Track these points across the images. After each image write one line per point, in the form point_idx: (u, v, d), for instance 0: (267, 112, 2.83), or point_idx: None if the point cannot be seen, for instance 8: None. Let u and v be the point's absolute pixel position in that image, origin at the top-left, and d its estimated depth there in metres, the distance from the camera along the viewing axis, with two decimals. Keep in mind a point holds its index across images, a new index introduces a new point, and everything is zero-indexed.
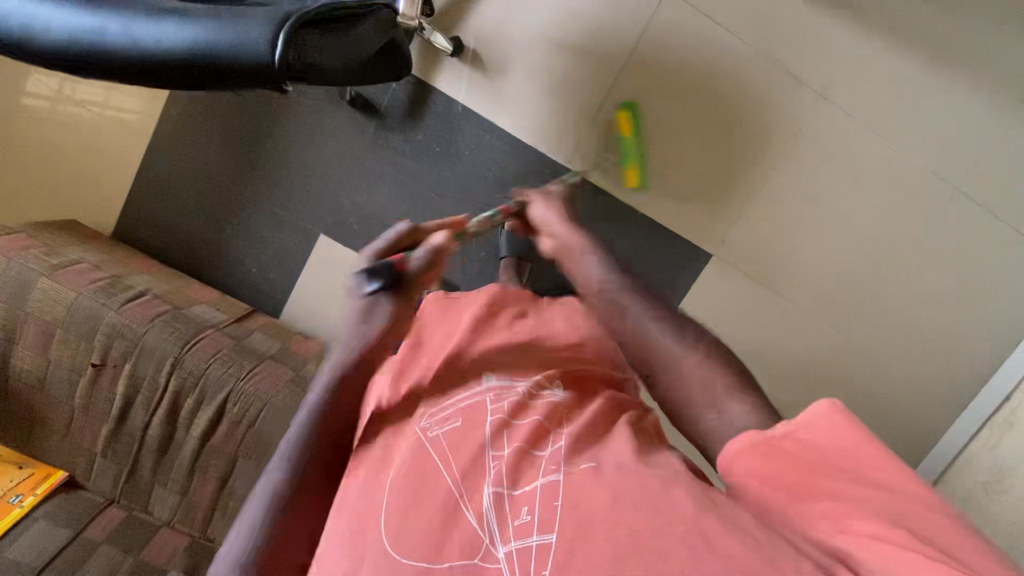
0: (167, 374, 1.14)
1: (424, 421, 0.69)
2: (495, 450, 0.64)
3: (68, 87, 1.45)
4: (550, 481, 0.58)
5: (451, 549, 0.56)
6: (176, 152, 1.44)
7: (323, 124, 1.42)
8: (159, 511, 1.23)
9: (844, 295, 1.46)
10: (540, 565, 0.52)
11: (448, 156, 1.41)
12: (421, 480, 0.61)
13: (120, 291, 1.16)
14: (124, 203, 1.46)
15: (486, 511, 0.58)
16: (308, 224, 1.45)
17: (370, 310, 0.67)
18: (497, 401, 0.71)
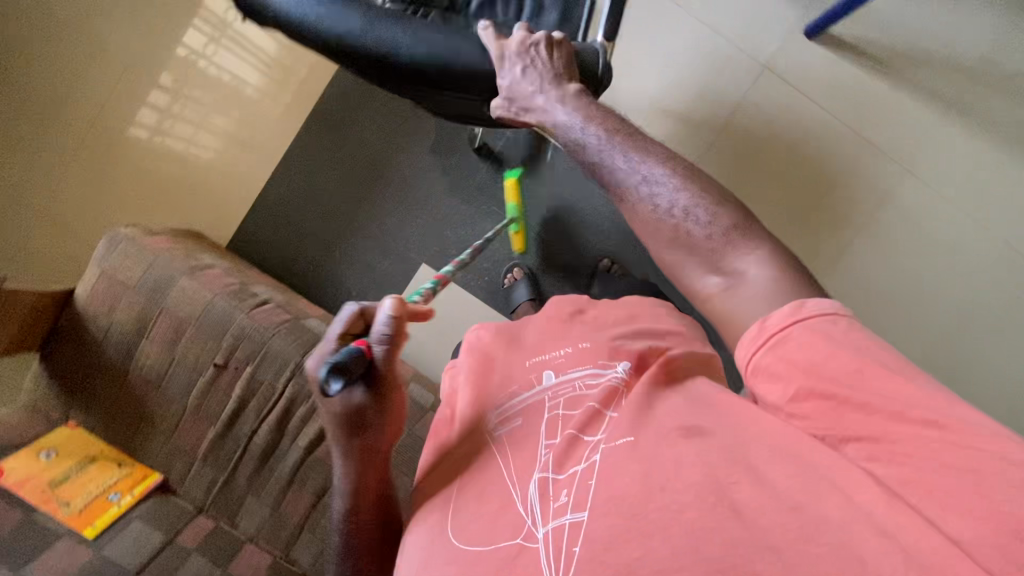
0: (285, 380, 1.16)
1: (490, 416, 0.73)
2: (547, 440, 0.67)
3: (168, 122, 1.63)
4: (589, 464, 0.61)
5: (503, 530, 0.60)
6: (297, 177, 1.55)
7: (437, 161, 1.53)
8: (246, 524, 1.20)
9: (933, 357, 1.46)
10: (572, 543, 0.55)
11: (552, 200, 1.51)
12: (487, 475, 0.67)
13: (249, 297, 1.20)
14: (241, 223, 1.56)
15: (531, 496, 0.61)
16: (410, 252, 1.52)
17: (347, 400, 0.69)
18: (554, 391, 0.72)
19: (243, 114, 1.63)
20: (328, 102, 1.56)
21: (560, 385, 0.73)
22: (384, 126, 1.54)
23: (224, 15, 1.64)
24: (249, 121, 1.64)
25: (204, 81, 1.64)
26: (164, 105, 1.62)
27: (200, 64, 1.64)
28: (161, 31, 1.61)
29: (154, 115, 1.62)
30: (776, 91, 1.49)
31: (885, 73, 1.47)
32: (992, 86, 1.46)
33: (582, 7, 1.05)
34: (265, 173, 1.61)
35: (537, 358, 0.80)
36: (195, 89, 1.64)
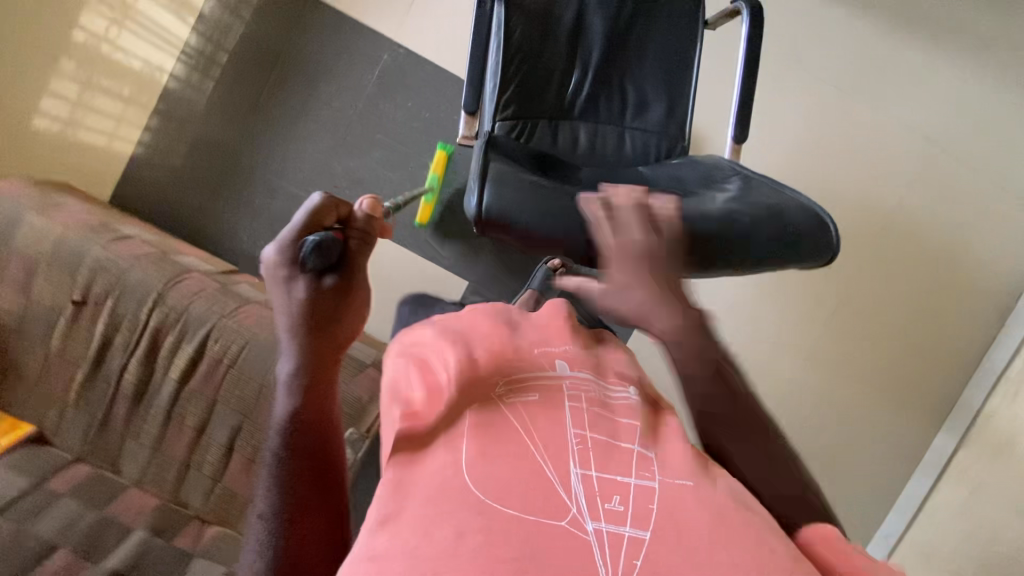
0: (149, 310, 1.12)
1: (499, 386, 0.67)
2: (576, 430, 0.61)
3: (81, 112, 1.52)
4: (650, 482, 0.56)
5: (535, 506, 0.53)
6: (178, 128, 1.50)
7: (318, 93, 1.48)
8: (129, 466, 1.16)
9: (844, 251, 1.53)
10: (632, 554, 0.50)
11: (437, 123, 1.48)
12: (505, 447, 0.58)
13: (109, 233, 1.16)
14: (122, 176, 1.51)
15: (575, 488, 0.55)
16: (299, 189, 1.49)
17: (318, 290, 0.65)
18: (577, 384, 0.68)
19: (167, 105, 1.50)
20: (232, 68, 1.49)
21: (579, 385, 0.68)
22: (261, 66, 1.49)
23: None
24: (172, 113, 1.50)
25: (111, 68, 1.51)
26: (74, 96, 1.51)
27: (106, 49, 1.51)
28: (58, 12, 1.51)
29: (65, 107, 1.52)
30: None
31: None
32: None
33: (687, 102, 1.10)
34: (179, 154, 1.50)
35: (542, 349, 0.75)
36: (102, 76, 1.51)
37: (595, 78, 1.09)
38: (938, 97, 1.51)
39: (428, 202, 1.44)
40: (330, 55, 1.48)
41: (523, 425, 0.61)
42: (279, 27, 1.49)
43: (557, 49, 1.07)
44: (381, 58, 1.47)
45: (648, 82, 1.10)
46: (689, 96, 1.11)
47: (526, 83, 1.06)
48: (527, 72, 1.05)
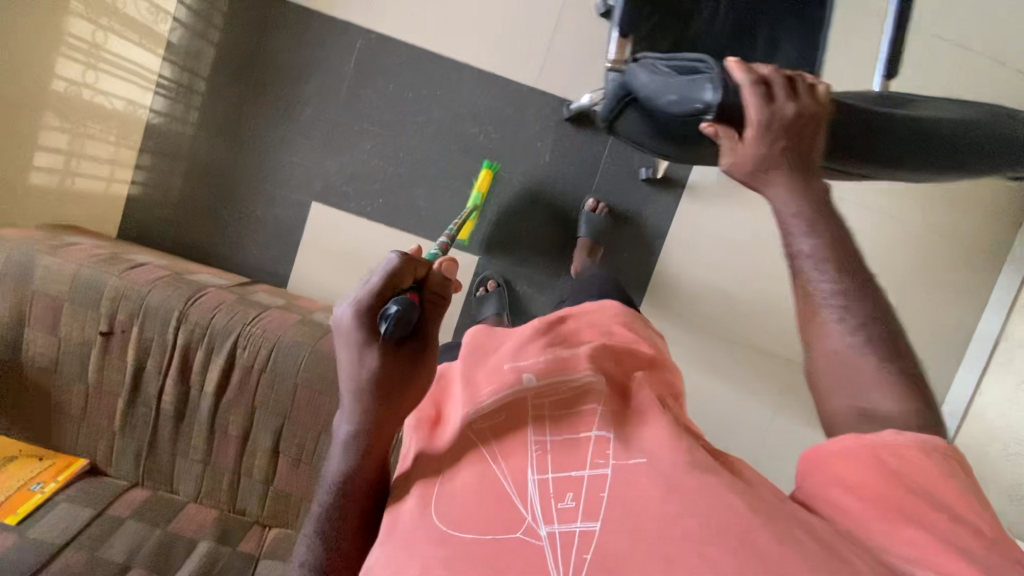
0: (174, 330, 1.13)
1: (464, 405, 0.65)
2: (535, 437, 0.60)
3: (73, 162, 1.52)
4: (597, 471, 0.55)
5: (494, 524, 0.53)
6: (175, 148, 1.51)
7: (300, 96, 1.48)
8: (184, 483, 1.19)
9: None
10: (581, 552, 0.49)
11: (422, 101, 1.46)
12: (469, 476, 0.58)
13: (122, 263, 1.18)
14: (126, 209, 1.53)
15: (527, 493, 0.55)
16: (297, 195, 1.49)
17: (391, 362, 0.60)
18: (541, 386, 0.65)
19: (157, 144, 1.52)
20: (213, 86, 1.49)
21: (543, 385, 0.65)
22: (240, 77, 1.49)
23: (91, 34, 1.47)
24: (163, 151, 1.52)
25: (96, 112, 1.51)
26: (64, 146, 1.51)
27: (84, 93, 1.49)
28: (27, 60, 1.45)
29: (57, 158, 1.51)
30: None
31: None
32: None
33: (820, 36, 1.03)
34: (178, 185, 1.52)
35: (514, 354, 0.72)
36: (88, 123, 1.51)
37: (724, 12, 1.03)
38: None
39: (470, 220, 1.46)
40: (304, 54, 1.47)
41: (491, 451, 0.60)
42: (250, 38, 1.48)
43: None
44: (356, 45, 1.45)
45: (782, 15, 1.03)
46: (828, 19, 1.02)
47: (659, 13, 1.00)
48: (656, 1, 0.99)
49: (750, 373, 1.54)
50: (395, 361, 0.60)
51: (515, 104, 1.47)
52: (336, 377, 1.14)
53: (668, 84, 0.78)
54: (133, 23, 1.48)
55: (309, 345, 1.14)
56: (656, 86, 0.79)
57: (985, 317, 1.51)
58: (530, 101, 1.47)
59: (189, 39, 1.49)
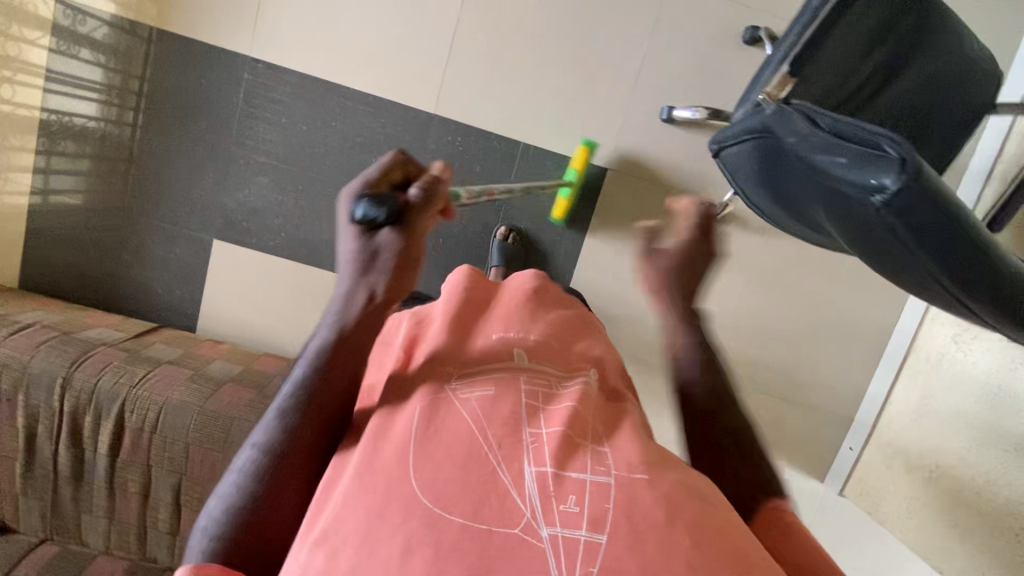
0: (60, 396, 1.13)
1: (457, 381, 0.62)
2: (532, 425, 0.58)
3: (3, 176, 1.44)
4: (599, 480, 0.54)
5: (486, 512, 0.51)
6: (110, 157, 1.43)
7: (191, 128, 1.41)
8: (93, 536, 1.22)
9: None
10: (588, 563, 0.49)
11: (316, 132, 1.41)
12: (459, 451, 0.55)
13: (5, 326, 1.17)
14: (25, 244, 1.47)
15: (530, 490, 0.53)
16: (198, 234, 1.46)
17: (371, 264, 0.61)
18: (537, 366, 0.66)
19: (94, 149, 1.43)
20: (113, 108, 1.41)
21: (537, 370, 0.65)
22: (127, 105, 1.41)
23: (4, 46, 1.37)
24: (103, 155, 1.43)
25: (19, 123, 1.41)
26: None
27: (5, 108, 1.40)
28: None
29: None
30: None
31: None
32: None
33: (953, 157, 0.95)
34: (120, 196, 1.45)
35: (501, 333, 0.70)
36: (11, 134, 1.42)
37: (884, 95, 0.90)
38: None
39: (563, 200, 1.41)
40: (191, 83, 1.39)
41: (467, 407, 0.58)
42: (165, 49, 1.37)
43: (874, 38, 0.85)
44: (243, 77, 1.38)
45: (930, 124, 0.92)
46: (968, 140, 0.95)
47: (836, 61, 0.84)
48: (836, 53, 0.83)
49: (666, 397, 1.49)
50: (393, 254, 0.61)
51: (414, 131, 1.42)
52: (227, 434, 1.15)
53: (833, 148, 0.58)
54: (49, 26, 1.37)
55: (199, 403, 1.16)
56: (817, 145, 0.61)
57: (895, 333, 1.51)
58: (428, 128, 1.42)
59: (112, 38, 1.38)
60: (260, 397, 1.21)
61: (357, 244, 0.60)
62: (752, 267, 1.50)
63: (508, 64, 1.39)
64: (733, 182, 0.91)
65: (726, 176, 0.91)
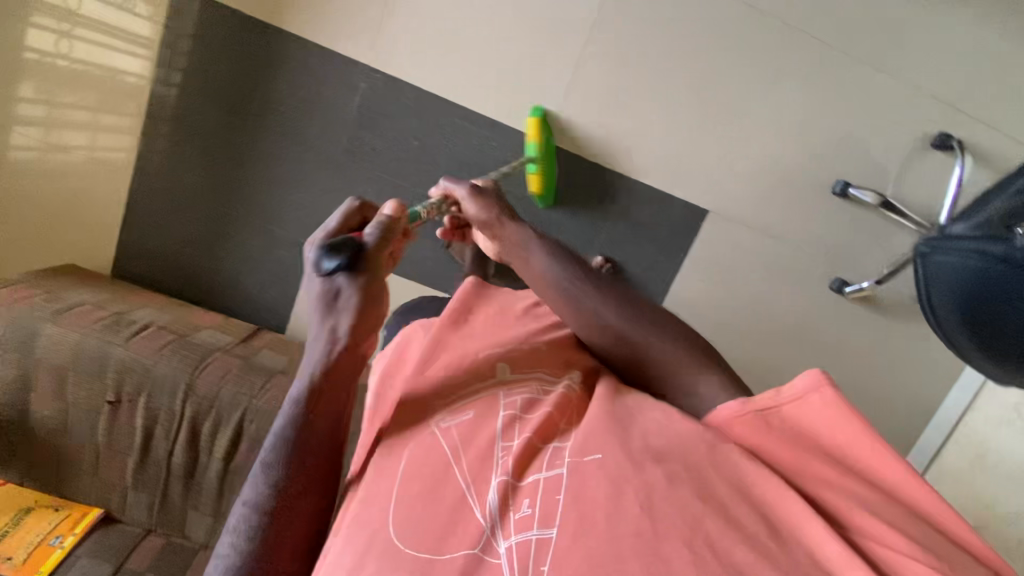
0: (182, 402, 1.16)
1: (437, 415, 0.72)
2: (503, 442, 0.66)
3: (53, 133, 1.43)
4: (554, 475, 0.61)
5: (452, 537, 0.59)
6: (200, 139, 1.43)
7: (301, 126, 1.40)
8: (195, 530, 1.25)
9: (863, 234, 1.46)
10: (539, 562, 0.55)
11: (426, 147, 1.40)
12: (429, 468, 0.65)
13: (125, 327, 1.18)
14: (122, 232, 1.47)
15: (491, 503, 0.61)
16: (297, 236, 1.46)
17: (334, 305, 0.69)
18: (518, 385, 0.73)
19: (137, 107, 1.41)
20: (191, 82, 1.39)
21: (518, 381, 0.74)
22: (221, 87, 1.40)
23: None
24: (147, 113, 1.41)
25: (72, 78, 1.39)
26: (43, 117, 1.42)
27: (60, 63, 1.38)
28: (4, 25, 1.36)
29: (37, 131, 1.43)
30: None
31: None
32: None
33: None
34: (165, 159, 1.43)
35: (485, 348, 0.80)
36: (64, 90, 1.40)
37: None
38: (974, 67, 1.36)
39: (536, 173, 1.37)
40: (300, 79, 1.37)
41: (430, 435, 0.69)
42: (233, 19, 1.35)
43: None
44: (360, 86, 1.36)
45: None
46: None
47: None
48: None
49: None
50: (358, 292, 0.70)
51: (525, 156, 1.41)
52: None
53: None
54: None
55: None
56: None
57: (954, 390, 1.57)
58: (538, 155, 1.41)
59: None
60: None
61: (318, 285, 0.70)
62: (835, 318, 1.52)
63: (625, 99, 1.40)
64: (923, 287, 1.06)
65: (919, 277, 1.05)
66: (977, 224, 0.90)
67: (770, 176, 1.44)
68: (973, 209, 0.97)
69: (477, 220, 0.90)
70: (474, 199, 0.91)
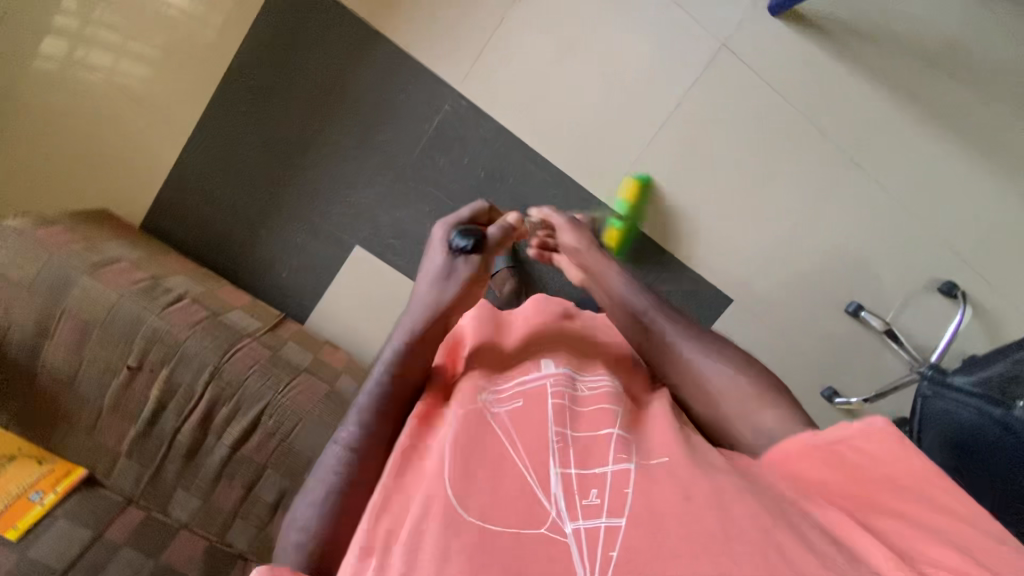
0: (204, 382, 1.14)
1: (485, 395, 0.72)
2: (557, 428, 0.68)
3: (80, 50, 1.37)
4: (619, 468, 0.64)
5: (520, 515, 0.61)
6: (259, 109, 1.39)
7: (374, 130, 1.39)
8: (178, 513, 1.21)
9: (867, 357, 1.53)
10: (607, 547, 0.57)
11: (488, 179, 1.41)
12: (489, 449, 0.65)
13: (161, 295, 1.15)
14: (164, 185, 1.42)
15: (554, 489, 0.63)
16: (339, 234, 1.43)
17: (449, 274, 0.79)
18: (562, 371, 0.76)
19: (168, 41, 1.37)
20: (260, 50, 1.37)
21: (559, 374, 0.75)
22: (294, 62, 1.37)
23: None
24: (176, 48, 1.38)
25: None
26: (74, 31, 1.36)
27: None
28: None
29: (63, 43, 1.37)
30: (736, 74, 1.38)
31: (847, 57, 1.38)
32: (955, 72, 1.38)
33: None
34: (192, 102, 1.40)
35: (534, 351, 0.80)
36: (103, 9, 1.36)
37: None
38: (999, 235, 1.45)
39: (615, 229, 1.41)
40: (381, 84, 1.37)
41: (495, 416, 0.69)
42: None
43: None
44: (443, 107, 1.38)
45: None
46: None
47: None
48: None
49: None
50: (475, 269, 0.80)
51: (579, 210, 1.44)
52: None
53: None
54: None
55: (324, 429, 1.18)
56: None
57: None
58: (595, 211, 1.44)
59: None
60: None
61: (441, 256, 0.81)
62: (827, 422, 1.61)
63: (687, 182, 1.44)
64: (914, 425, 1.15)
65: (913, 415, 1.16)
66: (980, 380, 1.04)
67: (796, 285, 1.50)
68: (971, 365, 1.07)
69: (569, 250, 0.97)
70: (573, 230, 0.98)
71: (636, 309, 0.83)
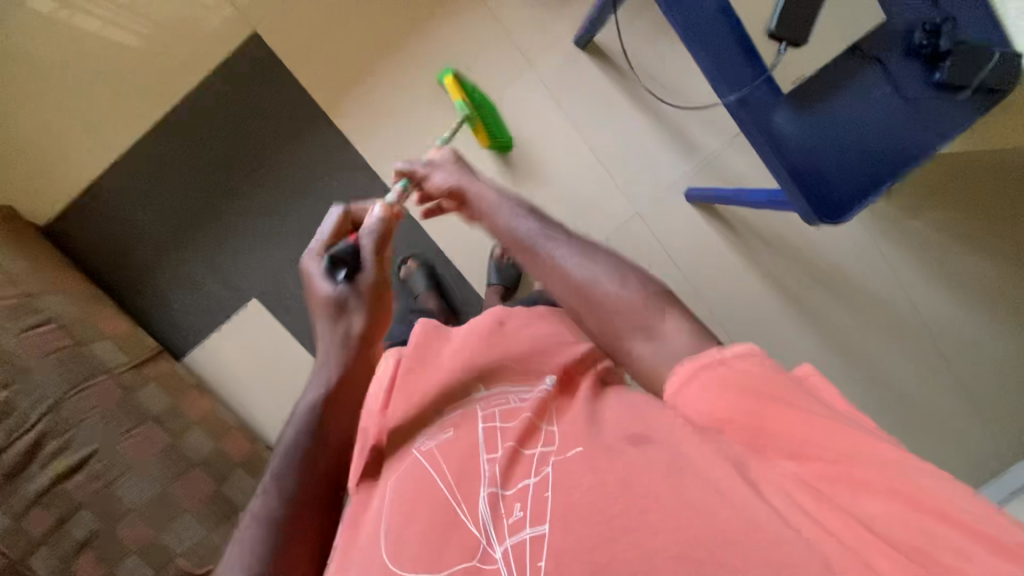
0: (40, 414, 1.13)
1: (418, 439, 0.73)
2: (488, 453, 0.67)
3: (65, 12, 1.37)
4: (540, 476, 0.62)
5: (451, 552, 0.59)
6: (203, 148, 1.42)
7: (302, 203, 1.43)
8: None
9: None
10: (535, 557, 0.55)
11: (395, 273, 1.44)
12: (415, 486, 0.66)
13: (24, 317, 1.18)
14: (98, 178, 1.43)
15: (481, 513, 0.61)
16: (240, 286, 1.46)
17: (343, 307, 0.78)
18: (494, 397, 0.76)
19: (154, 33, 1.39)
20: (220, 92, 1.40)
21: (492, 400, 0.75)
22: (251, 114, 1.41)
23: None
24: (161, 40, 1.40)
25: None
26: None
27: None
28: None
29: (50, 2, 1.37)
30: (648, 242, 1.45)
31: (749, 259, 1.47)
32: (841, 297, 1.48)
33: None
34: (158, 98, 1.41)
35: (461, 373, 0.80)
36: None
37: None
38: None
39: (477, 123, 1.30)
40: (324, 157, 1.42)
41: (429, 453, 0.70)
42: (273, 68, 1.40)
43: None
44: (371, 198, 1.43)
45: None
46: None
47: None
48: None
49: None
50: (364, 304, 0.78)
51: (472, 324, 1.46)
52: (172, 520, 1.21)
53: None
54: None
55: (150, 482, 1.21)
56: None
57: None
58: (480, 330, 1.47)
59: None
60: (216, 497, 1.29)
61: (320, 293, 0.79)
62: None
63: None
64: None
65: None
66: None
67: None
68: None
69: (442, 190, 0.88)
70: (442, 170, 0.89)
71: (517, 225, 0.78)
